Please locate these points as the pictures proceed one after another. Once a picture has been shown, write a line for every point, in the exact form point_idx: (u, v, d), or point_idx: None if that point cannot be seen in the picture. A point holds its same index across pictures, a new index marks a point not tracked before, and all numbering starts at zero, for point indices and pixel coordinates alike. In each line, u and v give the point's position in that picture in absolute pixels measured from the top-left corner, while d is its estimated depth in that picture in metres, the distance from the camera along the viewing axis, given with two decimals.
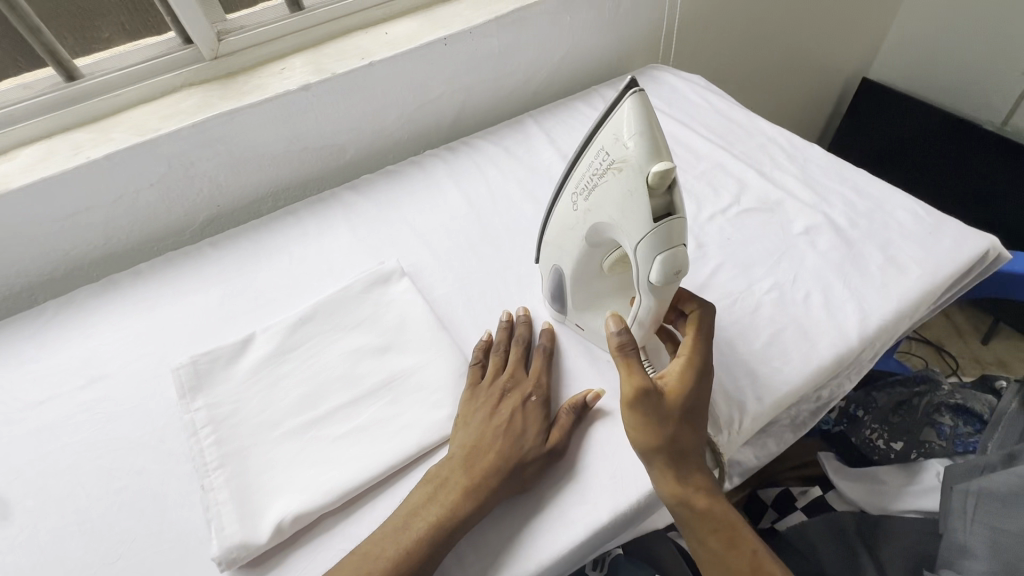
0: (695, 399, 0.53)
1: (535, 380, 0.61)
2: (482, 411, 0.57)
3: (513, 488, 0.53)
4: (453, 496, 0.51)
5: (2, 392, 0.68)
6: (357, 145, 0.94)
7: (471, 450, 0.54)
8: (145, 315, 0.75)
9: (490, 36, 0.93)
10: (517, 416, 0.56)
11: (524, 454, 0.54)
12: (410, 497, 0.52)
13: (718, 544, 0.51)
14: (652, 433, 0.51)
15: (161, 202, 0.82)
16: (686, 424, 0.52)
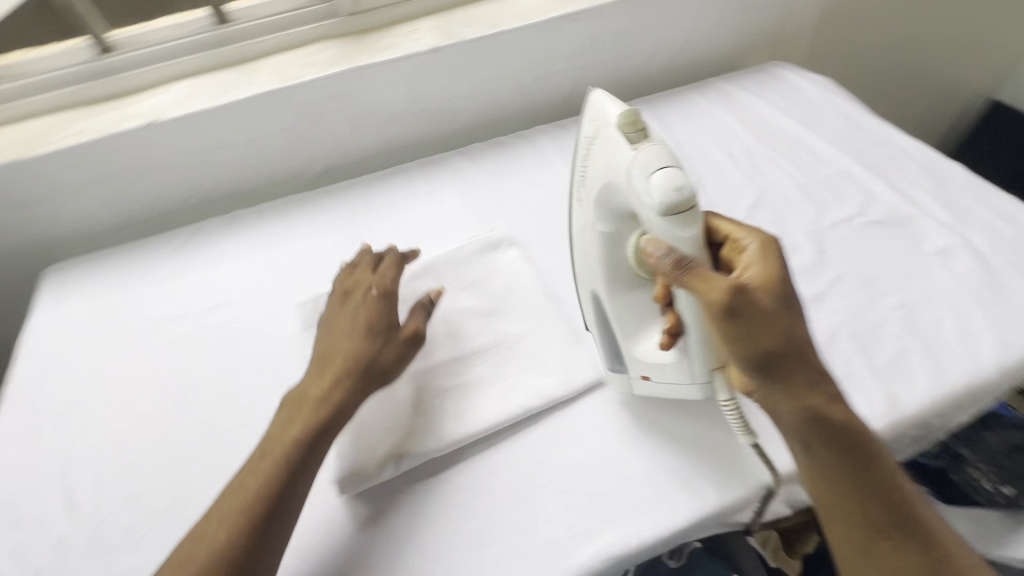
0: (789, 292, 0.49)
1: (388, 283, 0.62)
2: (331, 326, 0.59)
3: (335, 383, 0.54)
4: (306, 412, 0.53)
5: (138, 304, 0.74)
6: (470, 113, 0.95)
7: (323, 354, 0.57)
8: (267, 251, 0.79)
9: (617, 16, 0.92)
10: (358, 311, 0.59)
11: (374, 352, 0.56)
12: (285, 419, 0.54)
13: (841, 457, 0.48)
14: (761, 338, 0.47)
15: (287, 147, 0.86)
16: (797, 327, 0.48)
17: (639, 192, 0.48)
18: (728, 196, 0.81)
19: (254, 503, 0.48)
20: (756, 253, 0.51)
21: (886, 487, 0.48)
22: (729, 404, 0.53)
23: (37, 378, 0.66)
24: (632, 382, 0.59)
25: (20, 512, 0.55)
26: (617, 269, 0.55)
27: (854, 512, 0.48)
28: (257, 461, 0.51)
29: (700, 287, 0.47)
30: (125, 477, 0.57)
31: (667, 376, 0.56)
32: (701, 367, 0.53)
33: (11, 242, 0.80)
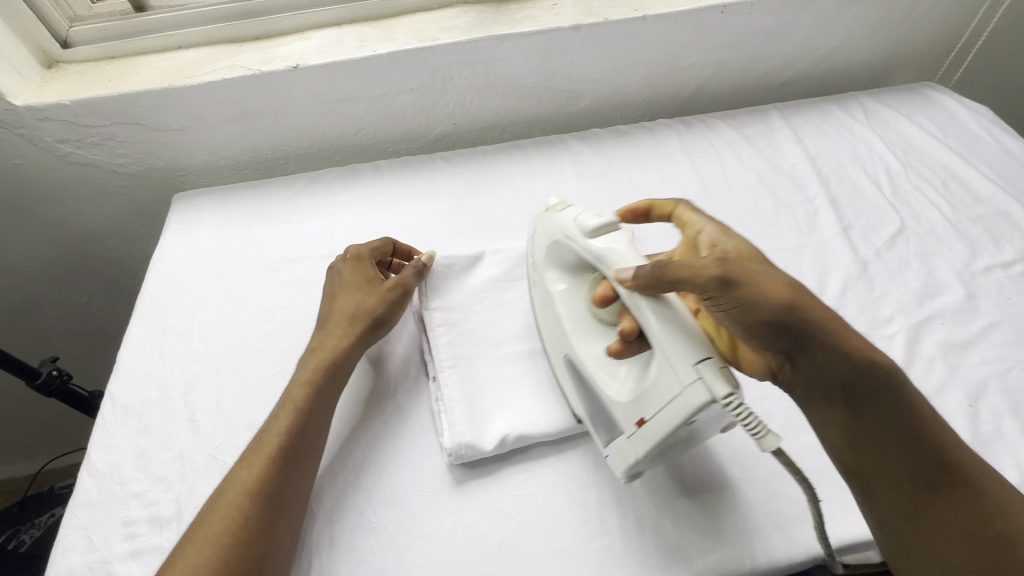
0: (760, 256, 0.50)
1: (363, 250, 0.65)
2: (328, 291, 0.63)
3: (336, 332, 0.58)
4: (302, 391, 0.54)
5: (258, 242, 0.76)
6: (594, 97, 0.92)
7: (328, 314, 0.61)
8: (383, 208, 0.80)
9: (768, 13, 0.86)
10: (346, 272, 0.63)
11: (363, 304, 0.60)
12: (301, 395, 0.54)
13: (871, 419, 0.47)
14: (772, 288, 0.46)
15: (412, 108, 0.86)
16: (789, 279, 0.47)
17: (577, 230, 0.54)
18: (867, 221, 0.76)
19: (267, 467, 0.48)
20: (716, 233, 0.52)
21: (931, 441, 0.46)
22: (729, 400, 0.41)
23: (166, 298, 0.69)
24: (633, 443, 0.48)
25: (148, 421, 0.58)
26: (580, 320, 0.55)
27: (900, 477, 0.46)
28: (273, 418, 0.52)
29: (685, 279, 0.46)
30: (242, 405, 0.59)
31: (661, 407, 0.45)
32: (678, 367, 0.44)
33: (148, 165, 0.84)
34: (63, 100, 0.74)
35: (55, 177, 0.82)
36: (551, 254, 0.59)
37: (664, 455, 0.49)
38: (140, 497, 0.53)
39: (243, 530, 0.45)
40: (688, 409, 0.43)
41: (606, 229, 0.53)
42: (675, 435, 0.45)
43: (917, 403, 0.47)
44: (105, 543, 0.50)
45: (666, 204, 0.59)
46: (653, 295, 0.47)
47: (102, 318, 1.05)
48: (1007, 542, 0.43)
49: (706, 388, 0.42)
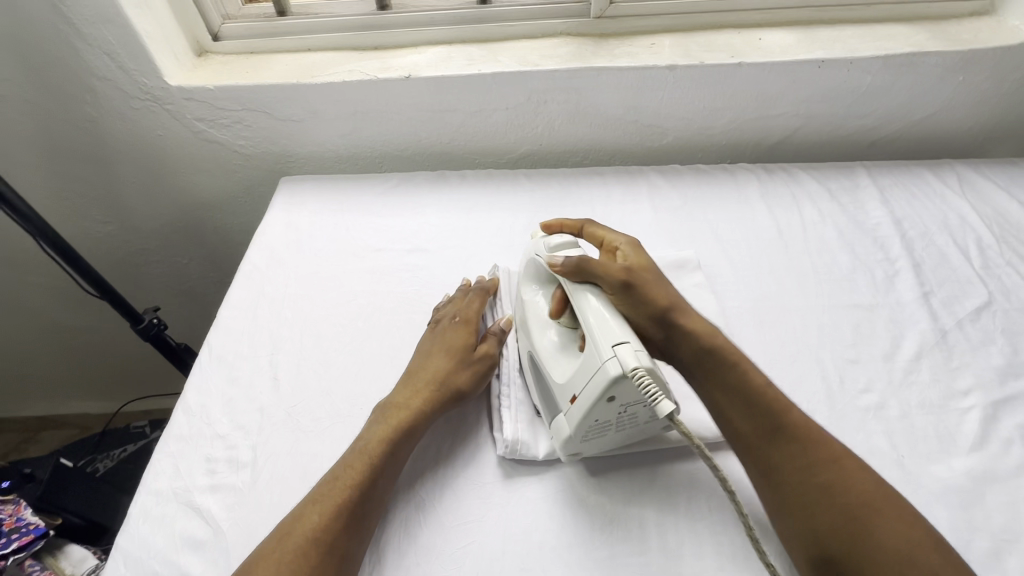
0: (661, 272, 0.61)
1: (471, 313, 0.66)
2: (425, 345, 0.64)
3: (422, 393, 0.58)
4: (373, 446, 0.53)
5: (350, 228, 0.83)
6: (678, 134, 0.95)
7: (411, 372, 0.61)
8: (465, 214, 0.85)
9: (866, 73, 0.87)
10: (447, 334, 0.64)
11: (451, 369, 0.60)
12: (371, 446, 0.53)
13: (745, 407, 0.52)
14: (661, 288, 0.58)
15: (505, 125, 0.92)
16: (673, 293, 0.59)
17: (538, 250, 0.62)
18: (951, 290, 0.74)
19: (368, 467, 0.52)
20: (628, 247, 0.64)
21: (783, 419, 0.51)
22: (637, 373, 0.46)
23: (264, 267, 0.77)
24: (569, 418, 0.52)
25: (237, 373, 0.65)
26: (540, 316, 0.60)
27: (758, 450, 0.51)
28: (373, 428, 0.55)
29: (600, 275, 0.55)
30: (318, 372, 0.65)
31: (586, 381, 0.50)
32: (601, 347, 0.50)
33: (264, 149, 0.94)
34: (209, 84, 0.85)
35: (186, 150, 0.93)
36: (528, 269, 0.64)
37: (595, 439, 0.54)
38: (222, 439, 0.59)
39: (339, 525, 0.48)
40: (603, 381, 0.48)
41: (565, 247, 0.61)
42: (597, 411, 0.50)
43: (767, 383, 0.54)
44: (188, 474, 0.56)
45: (575, 222, 0.68)
46: (581, 283, 0.56)
47: (195, 282, 1.16)
48: (863, 515, 0.46)
49: (619, 363, 0.48)
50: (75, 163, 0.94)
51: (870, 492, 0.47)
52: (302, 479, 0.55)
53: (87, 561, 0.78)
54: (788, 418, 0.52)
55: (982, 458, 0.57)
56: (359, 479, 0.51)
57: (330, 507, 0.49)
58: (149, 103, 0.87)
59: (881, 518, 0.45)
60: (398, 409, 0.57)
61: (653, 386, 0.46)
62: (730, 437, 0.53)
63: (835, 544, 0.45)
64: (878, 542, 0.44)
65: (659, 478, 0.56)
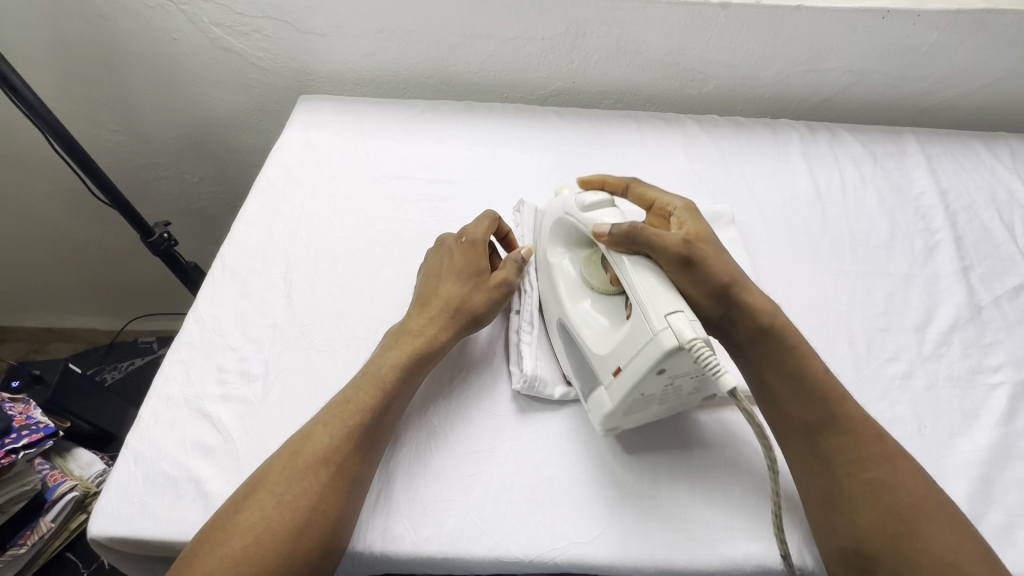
0: (717, 243, 0.57)
1: (478, 234, 0.61)
2: (432, 271, 0.60)
3: (437, 320, 0.56)
4: (387, 372, 0.52)
5: (370, 154, 0.79)
6: (720, 83, 0.89)
7: (423, 299, 0.58)
8: (491, 148, 0.81)
9: (933, 28, 0.81)
10: (454, 257, 0.60)
11: (465, 296, 0.57)
12: (386, 371, 0.52)
13: (802, 385, 0.50)
14: (721, 263, 0.53)
15: (539, 58, 0.86)
16: (732, 265, 0.55)
17: (577, 211, 0.57)
18: (992, 266, 0.71)
19: (384, 391, 0.51)
20: (683, 211, 0.59)
21: (839, 410, 0.49)
22: (694, 343, 0.43)
23: (280, 185, 0.74)
24: (611, 391, 0.50)
25: (250, 288, 0.63)
26: (572, 283, 0.57)
27: (811, 436, 0.49)
28: (388, 353, 0.54)
29: (656, 246, 0.50)
30: (334, 295, 0.63)
31: (633, 353, 0.47)
32: (651, 318, 0.46)
33: (283, 64, 0.89)
34: None
35: (203, 58, 0.89)
36: (555, 231, 0.61)
37: (636, 411, 0.51)
38: (234, 350, 0.58)
39: (353, 447, 0.48)
40: (656, 355, 0.45)
41: (603, 206, 0.56)
42: (645, 383, 0.47)
43: (828, 375, 0.51)
44: (199, 382, 0.55)
45: (619, 181, 0.63)
46: (630, 252, 0.51)
47: (206, 202, 1.13)
48: (910, 516, 0.45)
49: (675, 334, 0.44)
50: (85, 63, 0.89)
51: (922, 495, 0.46)
52: (314, 397, 0.55)
53: (94, 466, 0.83)
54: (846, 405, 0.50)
55: (1006, 434, 0.56)
56: (373, 403, 0.50)
57: (342, 428, 0.48)
58: (165, 1, 0.82)
59: (931, 524, 0.44)
60: (413, 335, 0.55)
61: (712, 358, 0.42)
62: (774, 419, 0.52)
63: (872, 542, 0.44)
64: (923, 544, 0.44)
65: (675, 426, 0.55)
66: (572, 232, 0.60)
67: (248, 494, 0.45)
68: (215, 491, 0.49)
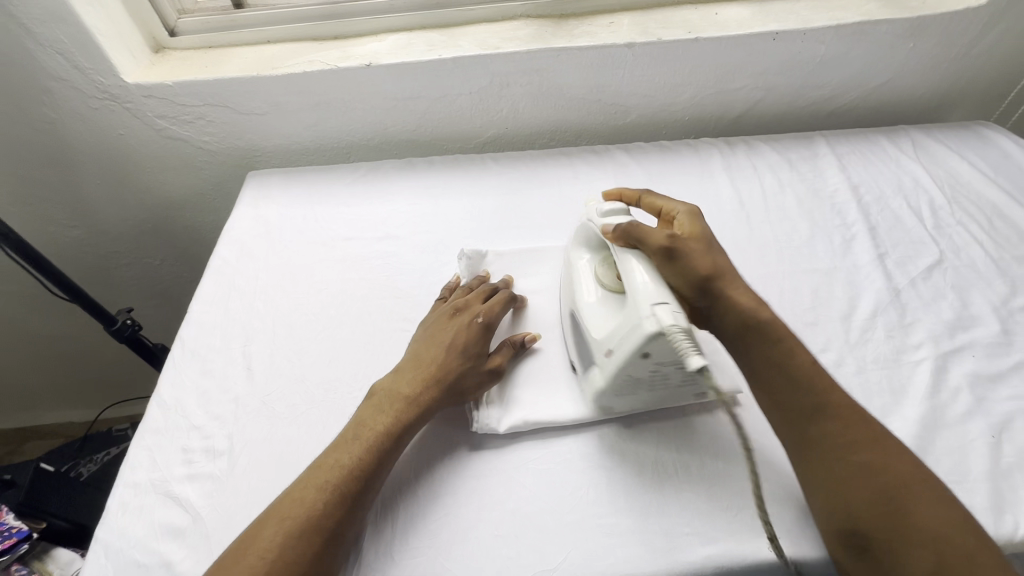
0: (713, 241, 0.61)
1: (494, 317, 0.64)
2: (435, 334, 0.62)
3: (429, 391, 0.58)
4: (372, 435, 0.54)
5: (318, 220, 0.83)
6: (641, 112, 0.96)
7: (420, 363, 0.60)
8: (433, 199, 0.86)
9: (821, 43, 0.89)
10: (461, 332, 0.62)
11: (460, 372, 0.59)
12: (377, 424, 0.55)
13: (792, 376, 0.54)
14: (704, 256, 0.58)
15: (469, 110, 0.92)
16: (721, 261, 0.59)
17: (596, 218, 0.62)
18: (905, 251, 0.76)
19: (372, 451, 0.53)
20: (687, 215, 0.63)
21: (824, 398, 0.52)
22: (672, 331, 0.48)
23: (234, 261, 0.77)
24: (601, 371, 0.56)
25: (210, 365, 0.65)
26: (587, 280, 0.62)
27: (800, 424, 0.52)
28: (379, 413, 0.56)
29: (643, 242, 0.56)
30: (293, 361, 0.65)
31: (623, 336, 0.52)
32: (640, 306, 0.51)
33: (229, 144, 0.93)
34: (166, 80, 0.84)
35: (151, 149, 0.93)
36: (578, 236, 0.66)
37: (626, 395, 0.57)
38: (197, 430, 0.59)
39: (340, 507, 0.50)
40: (637, 338, 0.50)
41: (617, 213, 0.62)
42: (631, 365, 0.52)
43: (814, 364, 0.55)
44: (165, 465, 0.57)
45: (634, 193, 0.68)
46: (626, 248, 0.57)
47: (170, 282, 1.15)
48: (900, 492, 0.47)
49: (656, 321, 0.49)
50: (37, 167, 0.92)
51: (909, 472, 0.48)
52: (279, 463, 0.57)
53: (74, 563, 0.80)
54: (831, 400, 0.52)
55: (932, 406, 0.60)
56: (362, 463, 0.52)
57: (330, 490, 0.50)
58: (108, 101, 0.86)
59: (920, 500, 0.46)
60: (405, 403, 0.56)
61: (687, 344, 0.48)
62: (769, 409, 0.54)
63: (866, 520, 0.46)
64: (914, 520, 0.45)
65: (626, 444, 0.58)
66: (591, 239, 0.65)
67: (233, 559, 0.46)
68: (187, 571, 0.50)
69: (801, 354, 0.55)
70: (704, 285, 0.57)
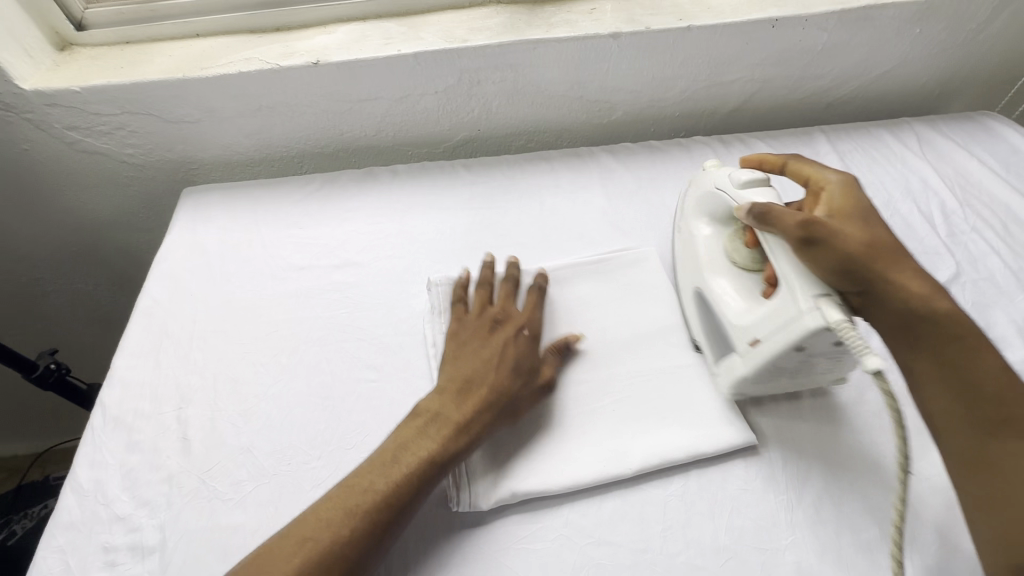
0: (872, 217, 0.52)
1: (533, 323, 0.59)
2: (477, 346, 0.56)
3: (483, 411, 0.51)
4: (403, 471, 0.47)
5: (266, 247, 0.72)
6: (628, 109, 0.87)
7: (464, 383, 0.53)
8: (398, 217, 0.76)
9: (823, 30, 0.80)
10: (510, 348, 0.55)
11: (515, 390, 0.53)
12: (426, 446, 0.48)
13: (976, 381, 0.45)
14: (857, 233, 0.49)
15: (436, 111, 0.82)
16: (879, 239, 0.50)
17: (729, 187, 0.58)
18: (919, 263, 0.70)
19: (413, 478, 0.47)
20: (838, 188, 0.54)
21: (1017, 410, 0.43)
22: (843, 326, 0.45)
23: (166, 300, 0.66)
24: (743, 359, 0.53)
25: (137, 436, 0.55)
26: (716, 259, 0.59)
27: (978, 442, 0.44)
28: (424, 436, 0.49)
29: (778, 223, 0.51)
30: (237, 426, 0.56)
31: (772, 328, 0.50)
32: (798, 296, 0.48)
33: (159, 157, 0.81)
34: (73, 86, 0.71)
35: (65, 165, 0.80)
36: (703, 202, 0.63)
37: (765, 383, 0.54)
38: (122, 521, 0.50)
39: (368, 540, 0.44)
40: (797, 330, 0.47)
41: (756, 184, 0.57)
42: (781, 357, 0.50)
43: (1004, 368, 0.45)
44: (82, 571, 0.47)
45: (775, 158, 0.60)
46: (766, 232, 0.52)
47: (108, 308, 1.03)
48: None
49: (822, 316, 0.46)
50: None
51: None
52: (222, 560, 0.48)
53: None
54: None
55: None
56: (397, 495, 0.46)
57: (360, 518, 0.44)
58: (4, 112, 0.72)
59: None
60: (455, 430, 0.50)
61: (858, 339, 0.44)
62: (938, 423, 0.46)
63: None
64: None
65: (630, 513, 0.51)
66: (721, 208, 0.61)
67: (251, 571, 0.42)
68: None
69: (987, 355, 0.46)
70: (860, 272, 0.47)
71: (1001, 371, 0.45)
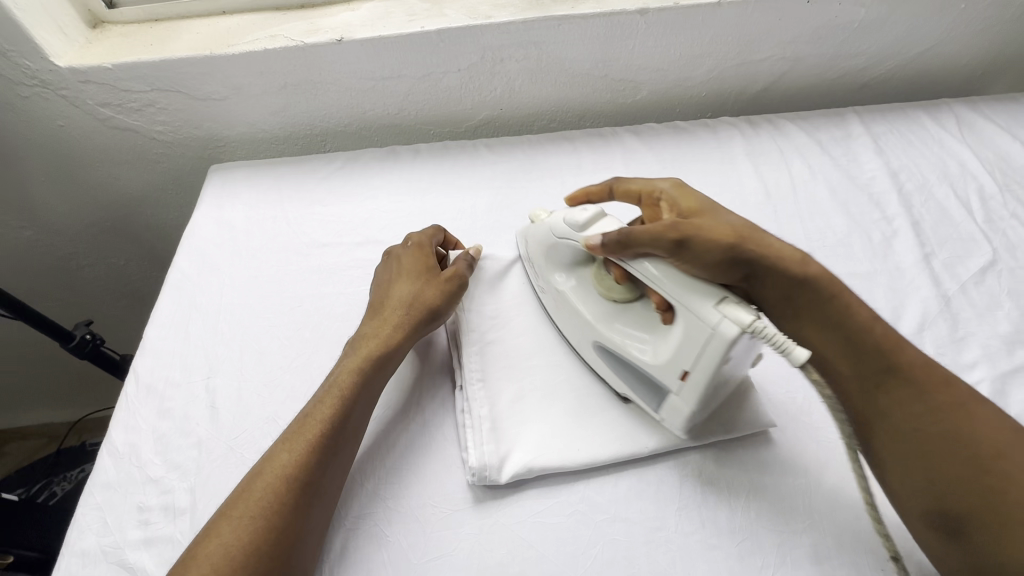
0: (714, 203, 0.55)
1: (425, 239, 0.63)
2: (385, 277, 0.61)
3: (392, 321, 0.56)
4: (331, 401, 0.50)
5: (291, 223, 0.73)
6: (653, 88, 0.85)
7: (375, 306, 0.58)
8: (419, 196, 0.76)
9: (861, 5, 0.77)
10: (409, 261, 0.61)
11: (417, 294, 0.58)
12: (338, 373, 0.52)
13: (869, 342, 0.48)
14: (714, 224, 0.51)
15: (458, 90, 0.81)
16: (735, 222, 0.52)
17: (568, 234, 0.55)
18: (954, 249, 0.68)
19: (342, 399, 0.50)
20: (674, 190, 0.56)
21: (894, 358, 0.47)
22: (755, 324, 0.43)
23: (195, 275, 0.68)
24: (681, 399, 0.49)
25: (168, 404, 0.57)
26: (596, 309, 0.56)
27: (863, 398, 0.48)
28: (345, 362, 0.53)
29: (647, 244, 0.49)
30: (262, 397, 0.57)
31: (695, 355, 0.46)
32: (702, 312, 0.45)
33: (187, 134, 0.82)
34: (105, 63, 0.72)
35: (98, 141, 0.82)
36: (550, 256, 0.60)
37: (705, 410, 0.50)
38: (155, 483, 0.52)
39: (315, 458, 0.47)
40: (720, 349, 0.44)
41: (596, 218, 0.54)
42: (714, 378, 0.47)
43: (873, 317, 0.49)
44: (119, 528, 0.50)
45: (600, 187, 0.61)
46: (629, 257, 0.50)
47: (139, 283, 1.06)
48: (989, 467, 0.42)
49: (733, 321, 0.43)
50: None
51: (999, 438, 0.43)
52: None
53: None
54: (901, 359, 0.47)
55: None
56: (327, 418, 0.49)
57: (305, 444, 0.47)
58: (40, 89, 0.74)
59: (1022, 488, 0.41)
60: (372, 345, 0.54)
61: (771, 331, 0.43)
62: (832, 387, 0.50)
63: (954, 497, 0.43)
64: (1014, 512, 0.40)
65: (647, 491, 0.51)
66: (566, 253, 0.58)
67: (216, 522, 0.44)
68: None
69: (853, 306, 0.49)
70: (739, 256, 0.50)
71: (872, 320, 0.49)
